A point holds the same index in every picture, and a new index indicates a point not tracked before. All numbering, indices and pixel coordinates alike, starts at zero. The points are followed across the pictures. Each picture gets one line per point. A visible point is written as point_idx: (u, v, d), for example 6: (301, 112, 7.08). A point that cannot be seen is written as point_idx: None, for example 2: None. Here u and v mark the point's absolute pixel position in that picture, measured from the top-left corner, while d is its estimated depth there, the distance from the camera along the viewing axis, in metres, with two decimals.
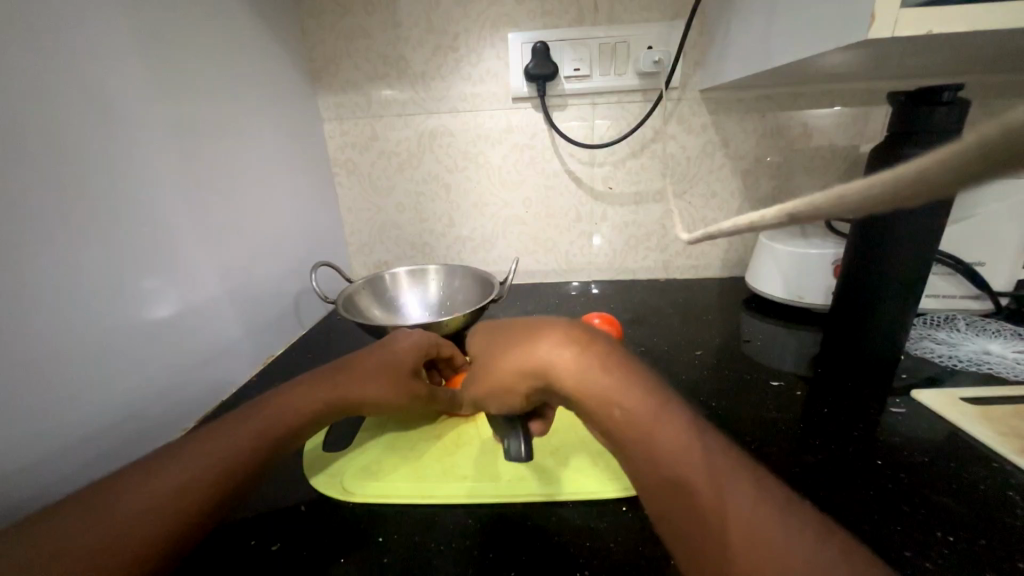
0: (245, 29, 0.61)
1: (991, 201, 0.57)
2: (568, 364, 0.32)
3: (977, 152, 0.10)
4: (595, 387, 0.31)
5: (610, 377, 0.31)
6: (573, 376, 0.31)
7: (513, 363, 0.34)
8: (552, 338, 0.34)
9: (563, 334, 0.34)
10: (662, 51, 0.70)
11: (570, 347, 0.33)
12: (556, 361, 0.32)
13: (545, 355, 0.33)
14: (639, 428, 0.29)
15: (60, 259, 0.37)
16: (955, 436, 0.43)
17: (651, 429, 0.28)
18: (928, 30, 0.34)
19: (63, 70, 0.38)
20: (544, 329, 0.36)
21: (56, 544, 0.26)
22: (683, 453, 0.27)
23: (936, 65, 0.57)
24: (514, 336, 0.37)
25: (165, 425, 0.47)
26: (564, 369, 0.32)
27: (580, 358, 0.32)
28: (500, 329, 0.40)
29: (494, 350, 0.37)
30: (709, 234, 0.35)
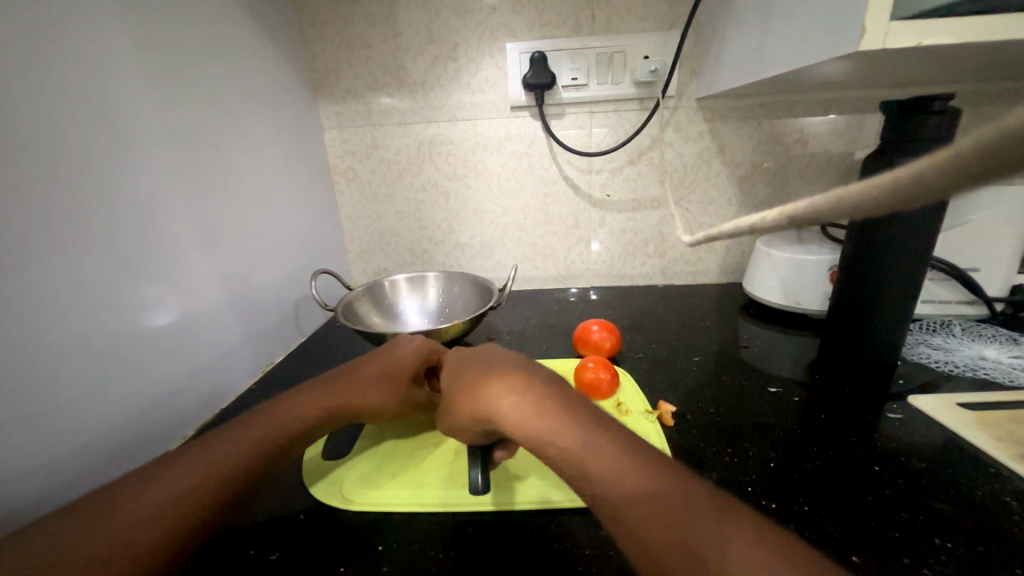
0: (246, 39, 0.62)
1: (984, 208, 0.58)
2: (510, 408, 0.33)
3: (977, 154, 0.10)
4: (534, 430, 0.32)
5: (549, 416, 0.32)
6: (513, 422, 0.33)
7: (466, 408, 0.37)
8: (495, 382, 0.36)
9: (505, 378, 0.36)
10: (659, 60, 0.71)
11: (512, 390, 0.35)
12: (499, 406, 0.34)
13: (488, 401, 0.35)
14: (579, 468, 0.30)
15: (59, 268, 0.37)
16: (952, 441, 0.43)
17: (588, 467, 0.29)
18: (917, 42, 0.34)
19: (65, 80, 0.38)
20: (490, 371, 0.38)
21: (55, 553, 0.26)
22: (622, 484, 0.28)
23: (929, 74, 0.58)
24: (467, 377, 0.39)
25: (163, 433, 0.47)
26: (505, 415, 0.33)
27: (521, 401, 0.34)
28: (461, 363, 0.41)
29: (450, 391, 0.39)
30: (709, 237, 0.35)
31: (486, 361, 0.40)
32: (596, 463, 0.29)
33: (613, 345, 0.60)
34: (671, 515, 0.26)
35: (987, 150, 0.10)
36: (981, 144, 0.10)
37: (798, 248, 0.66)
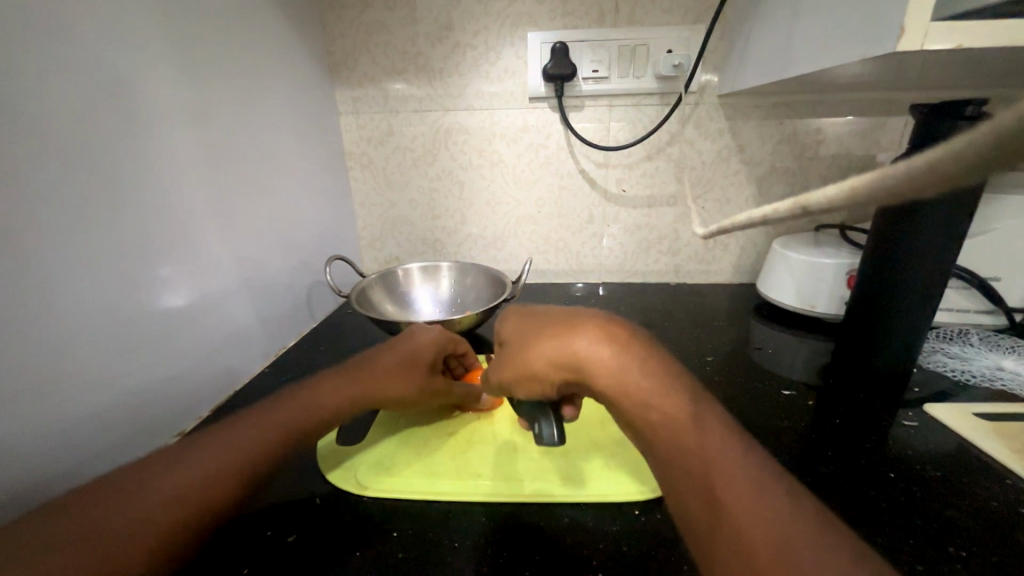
0: (265, 21, 0.61)
1: (1008, 216, 0.57)
2: (610, 364, 0.34)
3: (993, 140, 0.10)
4: (625, 388, 0.33)
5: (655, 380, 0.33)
6: (614, 376, 0.33)
7: (554, 354, 0.35)
8: (593, 334, 0.36)
9: (603, 332, 0.36)
10: (682, 55, 0.70)
11: (616, 347, 0.35)
12: (596, 356, 0.34)
13: (586, 351, 0.35)
14: (671, 432, 0.30)
15: (76, 248, 0.37)
16: (968, 451, 0.43)
17: (684, 438, 0.30)
18: (956, 44, 0.33)
19: (82, 55, 0.38)
20: (583, 325, 0.37)
21: (81, 529, 0.27)
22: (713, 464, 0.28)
23: (960, 77, 0.57)
24: (551, 329, 0.38)
25: (177, 414, 0.48)
26: (608, 370, 0.34)
27: (627, 359, 0.34)
28: (538, 320, 0.40)
29: (526, 340, 0.38)
30: (721, 231, 0.35)
31: (575, 316, 0.39)
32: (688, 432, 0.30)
33: None
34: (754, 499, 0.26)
35: (997, 145, 0.10)
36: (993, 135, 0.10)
37: (815, 250, 0.65)
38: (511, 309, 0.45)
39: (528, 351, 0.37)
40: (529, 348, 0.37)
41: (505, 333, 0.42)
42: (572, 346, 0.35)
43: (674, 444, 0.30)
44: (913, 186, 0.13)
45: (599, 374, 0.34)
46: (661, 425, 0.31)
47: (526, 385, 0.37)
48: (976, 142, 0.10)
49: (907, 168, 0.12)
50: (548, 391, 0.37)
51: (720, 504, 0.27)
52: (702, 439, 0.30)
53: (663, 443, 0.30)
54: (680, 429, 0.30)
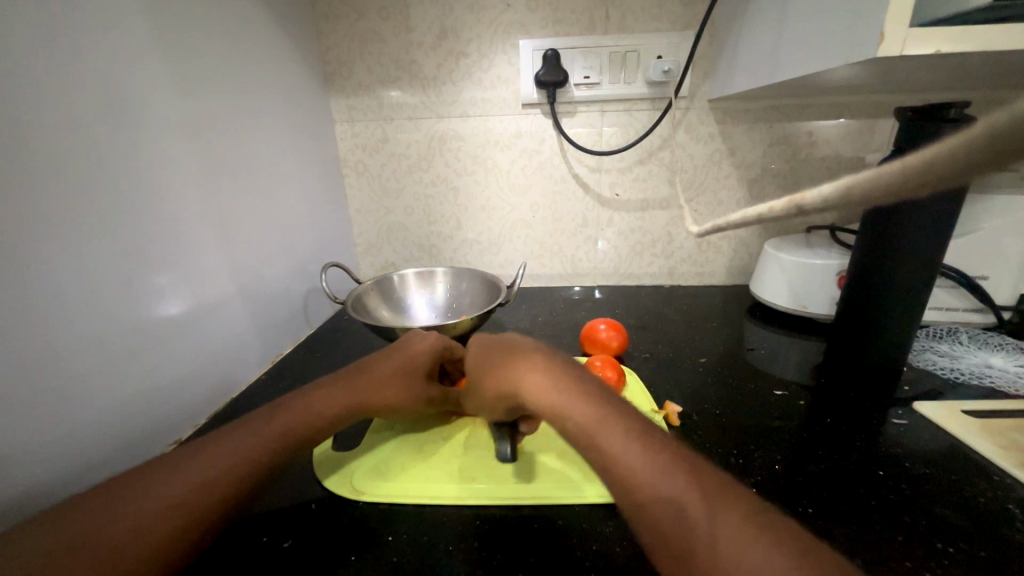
0: (259, 31, 0.62)
1: (995, 216, 0.57)
2: (539, 384, 0.34)
3: (988, 140, 0.10)
4: (554, 404, 0.32)
5: (574, 390, 0.33)
6: (539, 395, 0.33)
7: (497, 383, 0.37)
8: (522, 361, 0.37)
9: (531, 359, 0.37)
10: (672, 60, 0.71)
11: (541, 368, 0.35)
12: (527, 380, 0.35)
13: (516, 378, 0.36)
14: (588, 441, 0.30)
15: (71, 257, 0.37)
16: (957, 449, 0.43)
17: (606, 445, 0.29)
18: (936, 49, 0.34)
19: (80, 68, 0.38)
20: (524, 352, 0.38)
21: (81, 537, 0.27)
22: (637, 470, 0.28)
23: (944, 80, 0.58)
24: (496, 356, 0.40)
25: (173, 422, 0.48)
26: (535, 391, 0.34)
27: (552, 377, 0.34)
28: (494, 345, 0.42)
29: (482, 366, 0.40)
30: (717, 226, 0.34)
31: (515, 345, 0.40)
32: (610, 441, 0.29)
33: (620, 345, 0.60)
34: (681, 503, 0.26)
35: (993, 139, 0.10)
36: (993, 129, 0.10)
37: (806, 251, 0.66)
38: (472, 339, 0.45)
39: (484, 378, 0.39)
40: (485, 378, 0.39)
41: (470, 360, 0.43)
42: (505, 376, 0.37)
43: (592, 453, 0.30)
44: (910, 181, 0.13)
45: (529, 399, 0.34)
46: (579, 439, 0.30)
47: (491, 409, 0.40)
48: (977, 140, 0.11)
49: (902, 166, 0.13)
50: (504, 415, 0.39)
51: (647, 509, 0.26)
52: (611, 438, 0.29)
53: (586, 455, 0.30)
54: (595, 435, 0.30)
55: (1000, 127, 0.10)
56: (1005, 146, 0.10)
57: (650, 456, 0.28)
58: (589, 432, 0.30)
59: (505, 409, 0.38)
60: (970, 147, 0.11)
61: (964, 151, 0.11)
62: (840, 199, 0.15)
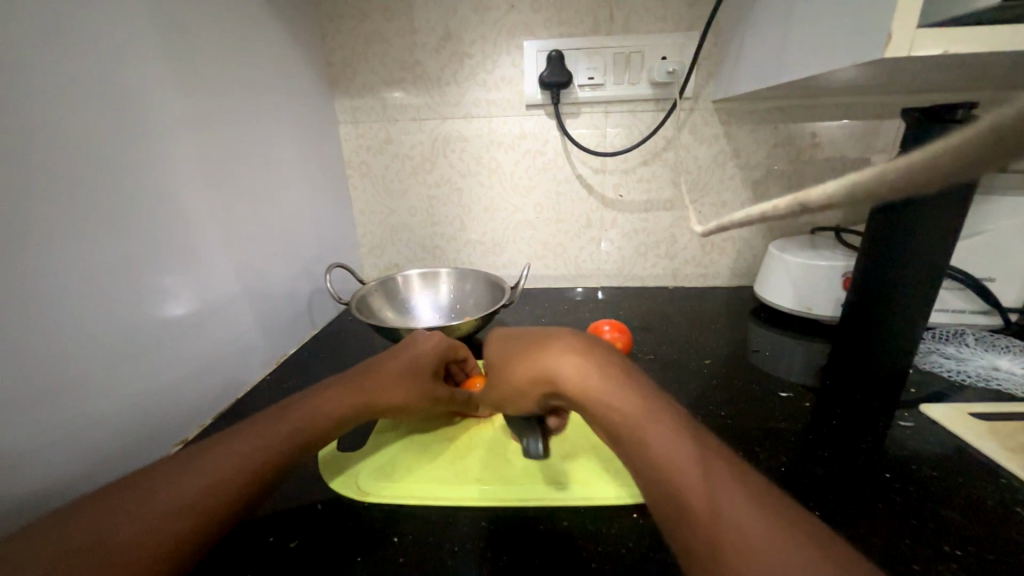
0: (264, 32, 0.62)
1: (1002, 218, 0.57)
2: (578, 370, 0.33)
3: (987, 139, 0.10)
4: (596, 392, 0.32)
5: (614, 377, 0.32)
6: (577, 380, 0.33)
7: (528, 370, 0.36)
8: (556, 345, 0.36)
9: (569, 344, 0.36)
10: (676, 61, 0.70)
11: (580, 353, 0.34)
12: (564, 365, 0.34)
13: (552, 362, 0.35)
14: (631, 431, 0.30)
15: (77, 259, 0.38)
16: (964, 451, 0.43)
17: (650, 437, 0.29)
18: (943, 50, 0.34)
19: (86, 69, 0.39)
20: (556, 338, 0.37)
21: (91, 538, 0.27)
22: (678, 465, 0.27)
23: (951, 81, 0.57)
24: (524, 344, 0.39)
25: (178, 422, 0.48)
26: (571, 376, 0.33)
27: (591, 364, 0.33)
28: (517, 336, 0.41)
29: (503, 359, 0.40)
30: (721, 225, 0.34)
31: (546, 331, 0.39)
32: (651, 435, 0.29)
33: (624, 346, 0.60)
34: (721, 504, 0.26)
35: (992, 137, 0.10)
36: (993, 126, 0.10)
37: (812, 253, 0.66)
38: (484, 344, 0.45)
39: (500, 376, 0.40)
40: (512, 367, 0.38)
41: (492, 352, 0.42)
42: (539, 360, 0.36)
43: (634, 442, 0.30)
44: (910, 179, 0.12)
45: (566, 384, 0.33)
46: (619, 425, 0.30)
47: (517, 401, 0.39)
48: (979, 138, 0.10)
49: (903, 164, 0.12)
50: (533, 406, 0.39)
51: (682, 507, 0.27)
52: (653, 430, 0.29)
53: (622, 442, 0.30)
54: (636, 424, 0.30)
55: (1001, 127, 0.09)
56: (1003, 142, 0.09)
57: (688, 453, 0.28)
58: (629, 421, 0.30)
59: (536, 397, 0.37)
60: (968, 147, 0.10)
61: (964, 149, 0.11)
62: (845, 197, 0.14)
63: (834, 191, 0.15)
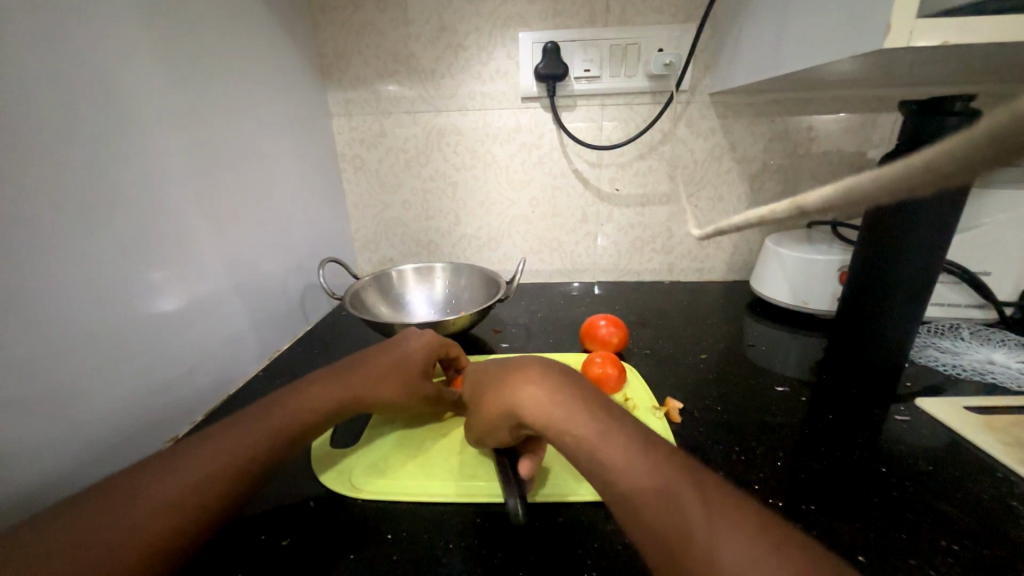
0: (254, 22, 0.61)
1: (997, 212, 0.57)
2: (534, 398, 0.33)
3: (992, 138, 0.09)
4: (555, 417, 0.32)
5: (572, 401, 0.32)
6: (536, 410, 0.33)
7: (494, 405, 0.36)
8: (517, 376, 0.36)
9: (527, 372, 0.36)
10: (673, 54, 0.70)
11: (536, 380, 0.34)
12: (521, 396, 0.34)
13: (513, 394, 0.34)
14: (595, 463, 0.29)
15: (66, 252, 0.37)
16: (959, 445, 0.43)
17: (603, 456, 0.29)
18: (943, 40, 0.34)
19: (71, 60, 0.38)
20: (522, 367, 0.37)
21: (76, 537, 0.26)
22: (635, 476, 0.28)
23: (948, 74, 0.57)
24: (495, 375, 0.38)
25: (170, 419, 0.48)
26: (529, 405, 0.33)
27: (548, 391, 0.33)
28: (486, 369, 0.41)
29: (477, 389, 0.39)
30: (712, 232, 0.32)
31: (510, 359, 0.39)
32: (605, 453, 0.29)
33: (620, 341, 0.59)
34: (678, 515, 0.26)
35: (1000, 138, 0.09)
36: (997, 126, 0.09)
37: (808, 247, 0.66)
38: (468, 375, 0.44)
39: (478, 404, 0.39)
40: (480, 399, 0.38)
41: (467, 385, 0.42)
42: (502, 394, 0.35)
43: (593, 466, 0.29)
44: (908, 186, 0.12)
45: (527, 414, 0.33)
46: (576, 449, 0.30)
47: (493, 436, 0.38)
48: (980, 137, 0.09)
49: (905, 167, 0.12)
50: (510, 440, 0.38)
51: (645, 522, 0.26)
52: (614, 452, 0.29)
53: (586, 471, 0.30)
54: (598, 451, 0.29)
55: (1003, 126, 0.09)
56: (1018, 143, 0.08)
57: (642, 465, 0.28)
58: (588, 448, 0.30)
59: (511, 431, 0.36)
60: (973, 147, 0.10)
61: (968, 150, 0.10)
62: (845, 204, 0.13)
63: (832, 195, 0.14)
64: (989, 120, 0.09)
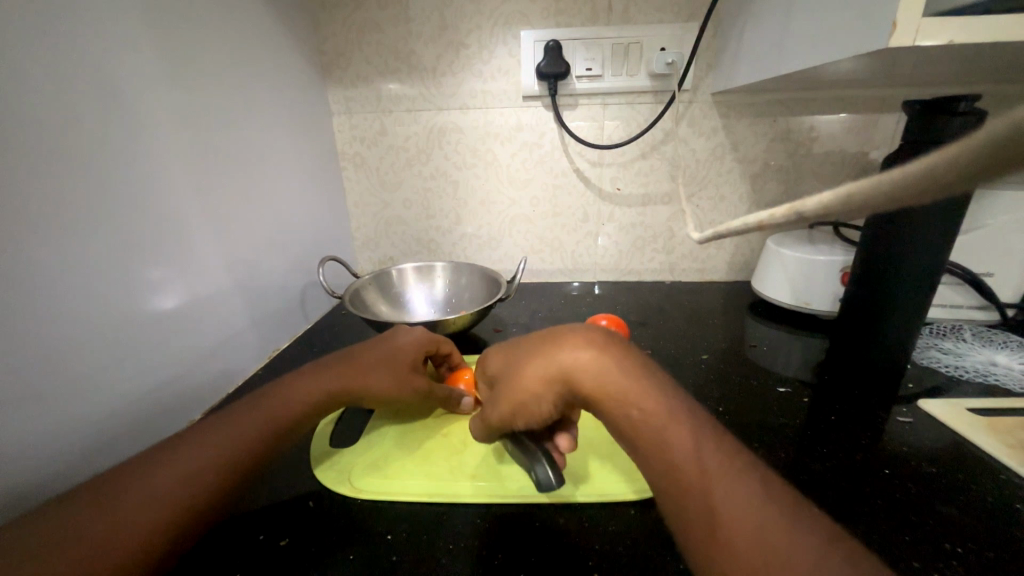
0: (254, 19, 0.61)
1: (1000, 213, 0.57)
2: (595, 368, 0.32)
3: (995, 145, 0.09)
4: (618, 390, 0.31)
5: (635, 377, 0.32)
6: (598, 380, 0.32)
7: (539, 370, 0.34)
8: (572, 342, 0.34)
9: (582, 338, 0.34)
10: (675, 53, 0.70)
11: (596, 350, 0.33)
12: (580, 363, 0.33)
13: (569, 359, 0.33)
14: (654, 430, 0.30)
15: (66, 249, 0.37)
16: (962, 447, 0.43)
17: (670, 436, 0.29)
18: (948, 39, 0.33)
19: (71, 57, 0.37)
20: (573, 333, 0.35)
21: (64, 532, 0.26)
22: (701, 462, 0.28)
23: (952, 74, 0.57)
24: (538, 342, 0.36)
25: (169, 417, 0.47)
26: (587, 375, 0.32)
27: (611, 362, 0.32)
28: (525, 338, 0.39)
29: (515, 356, 0.37)
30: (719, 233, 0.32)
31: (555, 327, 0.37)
32: (670, 434, 0.29)
33: None
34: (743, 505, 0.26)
35: (1002, 143, 0.09)
36: (1002, 132, 0.09)
37: (810, 248, 0.65)
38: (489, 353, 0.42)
39: (512, 371, 0.36)
40: (519, 365, 0.35)
41: (498, 354, 0.40)
42: (555, 357, 0.33)
43: (655, 443, 0.29)
44: (910, 190, 0.12)
45: (584, 383, 0.32)
46: (639, 423, 0.30)
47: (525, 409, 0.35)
48: (984, 143, 0.09)
49: (905, 171, 0.12)
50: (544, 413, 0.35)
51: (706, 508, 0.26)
52: (679, 435, 0.29)
53: (647, 446, 0.30)
54: (668, 426, 0.30)
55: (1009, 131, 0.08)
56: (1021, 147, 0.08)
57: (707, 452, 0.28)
58: (657, 423, 0.30)
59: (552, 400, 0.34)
60: (976, 152, 0.10)
61: (970, 155, 0.10)
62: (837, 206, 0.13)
63: (827, 199, 0.14)
64: (998, 123, 0.09)
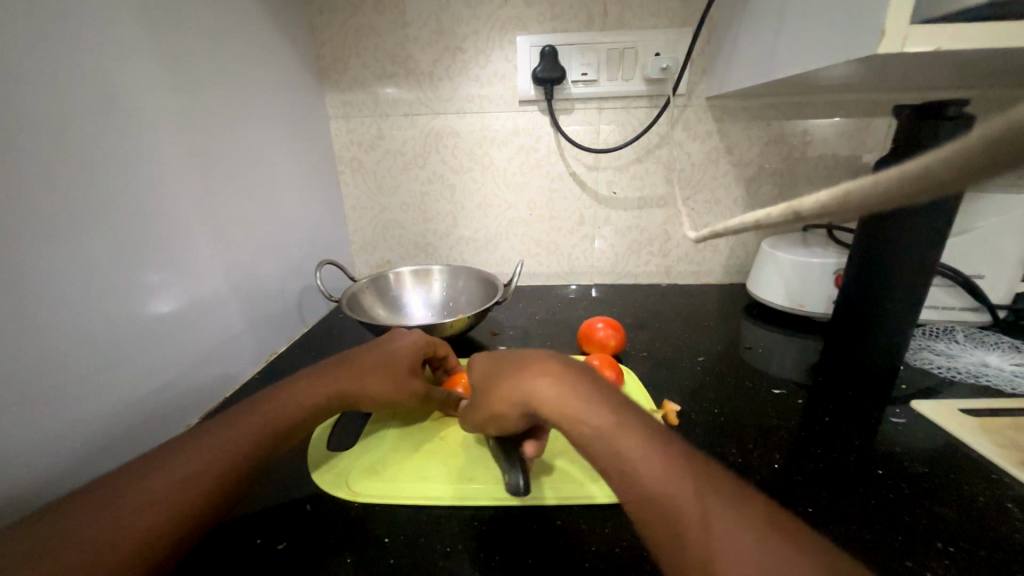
0: (252, 24, 0.61)
1: (991, 216, 0.58)
2: (551, 393, 0.33)
3: (988, 146, 0.09)
4: (574, 409, 0.32)
5: (590, 396, 0.33)
6: (556, 403, 0.33)
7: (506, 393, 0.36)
8: (532, 368, 0.36)
9: (541, 365, 0.36)
10: (670, 58, 0.70)
11: (553, 375, 0.35)
12: (539, 388, 0.34)
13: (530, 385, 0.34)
14: (606, 445, 0.30)
15: (63, 253, 0.37)
16: (955, 447, 0.43)
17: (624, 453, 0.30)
18: (936, 46, 0.34)
19: (69, 62, 0.37)
20: (532, 361, 0.37)
21: (60, 538, 0.26)
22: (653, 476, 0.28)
23: (942, 79, 0.58)
24: (505, 368, 0.38)
25: (165, 421, 0.47)
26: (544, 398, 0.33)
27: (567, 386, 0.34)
28: (499, 359, 0.40)
29: (486, 380, 0.39)
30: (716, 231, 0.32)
31: (523, 351, 0.39)
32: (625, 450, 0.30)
33: (618, 344, 0.59)
34: (698, 516, 0.26)
35: (993, 144, 0.09)
36: (994, 133, 0.09)
37: (804, 250, 0.66)
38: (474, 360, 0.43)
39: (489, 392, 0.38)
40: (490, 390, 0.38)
41: (473, 374, 0.42)
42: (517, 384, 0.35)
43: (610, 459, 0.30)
44: (905, 192, 0.12)
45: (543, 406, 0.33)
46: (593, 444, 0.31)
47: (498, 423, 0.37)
48: (979, 143, 0.09)
49: (901, 171, 0.12)
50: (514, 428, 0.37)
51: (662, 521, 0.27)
52: (632, 449, 0.30)
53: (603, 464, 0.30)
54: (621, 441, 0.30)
55: (998, 133, 0.09)
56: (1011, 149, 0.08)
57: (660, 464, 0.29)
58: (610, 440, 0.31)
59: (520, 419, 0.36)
60: (968, 154, 0.10)
61: (961, 156, 0.10)
62: (836, 208, 0.13)
63: (826, 200, 0.14)
64: (991, 124, 0.09)
